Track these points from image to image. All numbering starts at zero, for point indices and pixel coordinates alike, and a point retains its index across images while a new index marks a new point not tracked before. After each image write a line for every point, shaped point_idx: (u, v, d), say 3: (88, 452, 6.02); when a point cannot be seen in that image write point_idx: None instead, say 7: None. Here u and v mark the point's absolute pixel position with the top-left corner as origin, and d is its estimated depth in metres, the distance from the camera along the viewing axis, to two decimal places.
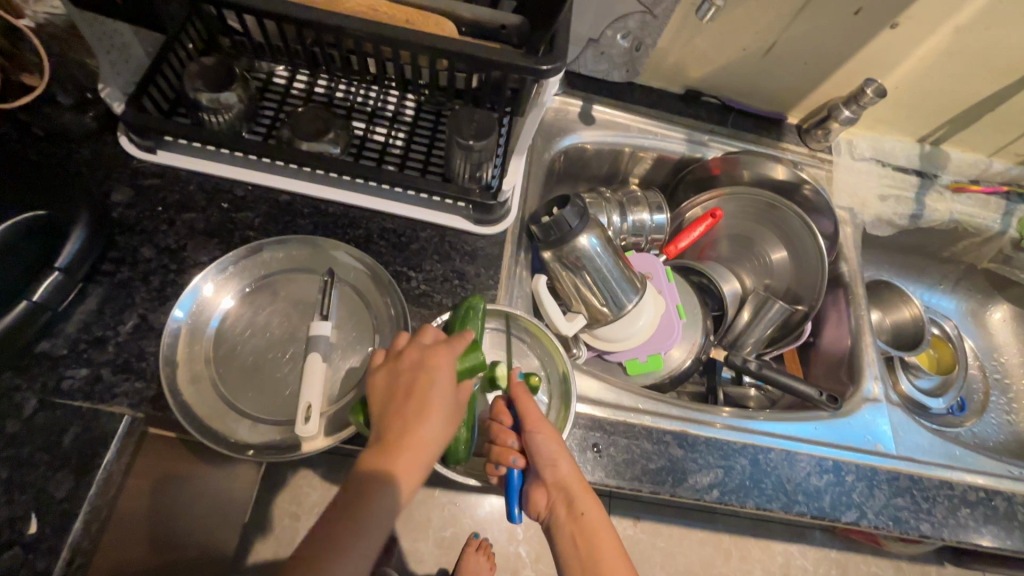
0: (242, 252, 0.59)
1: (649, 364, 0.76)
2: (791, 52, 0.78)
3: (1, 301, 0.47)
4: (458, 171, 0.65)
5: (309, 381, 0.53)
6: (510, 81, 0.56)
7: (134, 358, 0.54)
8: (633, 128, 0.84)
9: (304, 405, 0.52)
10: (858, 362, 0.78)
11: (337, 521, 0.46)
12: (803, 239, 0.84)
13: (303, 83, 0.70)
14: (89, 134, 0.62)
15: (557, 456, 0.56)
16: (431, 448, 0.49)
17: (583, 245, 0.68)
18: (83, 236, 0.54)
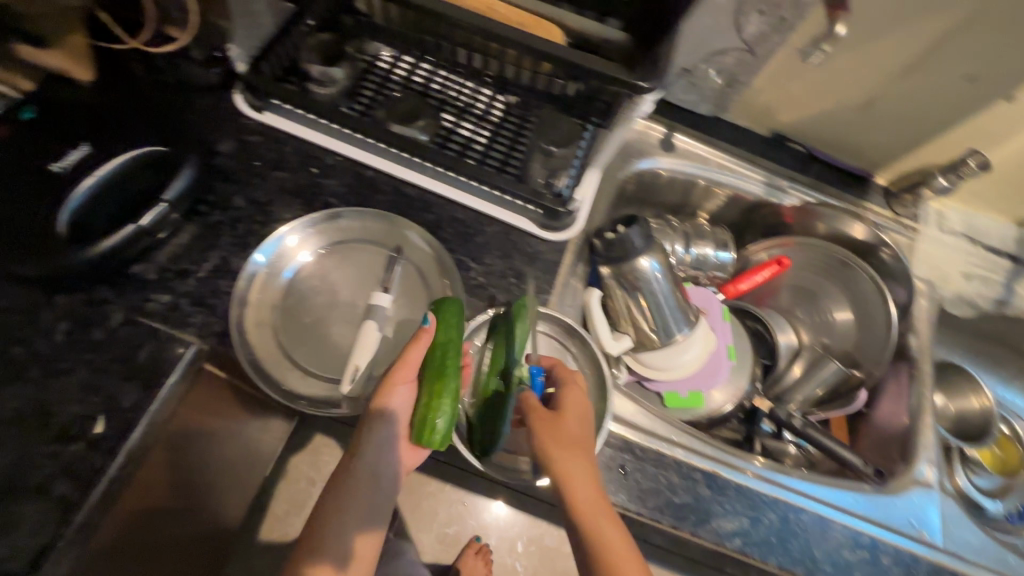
0: (324, 215, 0.63)
1: (689, 400, 0.74)
2: (892, 110, 0.75)
3: (116, 219, 0.53)
4: (534, 174, 0.69)
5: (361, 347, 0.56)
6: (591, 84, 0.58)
7: (209, 294, 0.58)
8: (712, 161, 0.84)
9: (351, 366, 0.55)
10: (914, 441, 0.73)
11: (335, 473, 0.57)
12: (872, 304, 0.81)
13: (403, 70, 0.74)
14: (209, 87, 0.69)
15: (575, 454, 0.53)
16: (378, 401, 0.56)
17: (643, 266, 0.69)
18: (191, 175, 0.58)
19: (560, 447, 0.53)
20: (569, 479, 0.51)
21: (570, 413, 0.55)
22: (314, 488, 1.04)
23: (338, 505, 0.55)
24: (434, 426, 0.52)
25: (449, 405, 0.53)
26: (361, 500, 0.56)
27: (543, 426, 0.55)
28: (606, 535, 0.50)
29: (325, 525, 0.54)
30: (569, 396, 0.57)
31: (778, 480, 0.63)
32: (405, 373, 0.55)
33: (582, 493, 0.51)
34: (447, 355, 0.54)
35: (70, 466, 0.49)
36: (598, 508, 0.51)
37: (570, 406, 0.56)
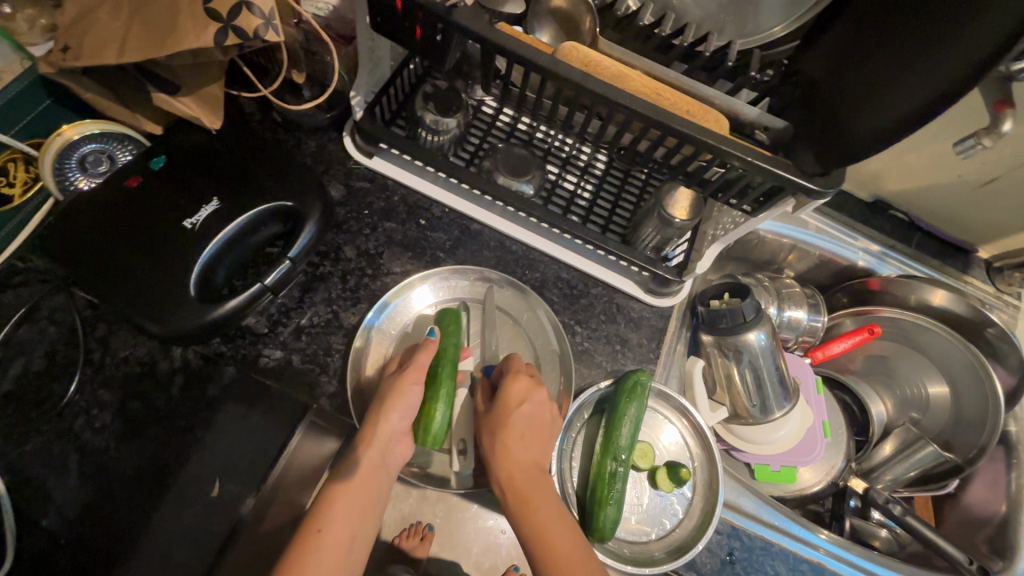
0: (472, 274, 0.64)
1: (780, 474, 0.73)
2: (1014, 191, 0.73)
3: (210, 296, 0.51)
4: (643, 239, 0.66)
5: (461, 419, 0.60)
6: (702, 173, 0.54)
7: (322, 352, 0.57)
8: (811, 225, 0.82)
9: (460, 443, 0.59)
10: (1013, 533, 0.71)
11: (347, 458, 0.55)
12: (968, 383, 0.78)
13: (507, 118, 0.71)
14: (318, 128, 0.67)
15: (505, 447, 0.55)
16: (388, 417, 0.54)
17: (750, 339, 0.66)
18: (313, 231, 0.56)
19: (491, 440, 0.56)
20: (506, 472, 0.55)
21: (521, 407, 0.55)
22: None
23: (340, 491, 0.53)
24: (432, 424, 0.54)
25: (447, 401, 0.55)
26: (360, 487, 0.53)
27: (491, 420, 0.57)
28: (549, 529, 0.52)
29: (322, 508, 0.52)
30: (512, 388, 0.56)
31: (848, 558, 0.63)
32: (414, 377, 0.54)
33: (523, 486, 0.54)
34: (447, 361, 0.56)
35: None
36: (538, 500, 0.54)
37: (513, 397, 0.55)
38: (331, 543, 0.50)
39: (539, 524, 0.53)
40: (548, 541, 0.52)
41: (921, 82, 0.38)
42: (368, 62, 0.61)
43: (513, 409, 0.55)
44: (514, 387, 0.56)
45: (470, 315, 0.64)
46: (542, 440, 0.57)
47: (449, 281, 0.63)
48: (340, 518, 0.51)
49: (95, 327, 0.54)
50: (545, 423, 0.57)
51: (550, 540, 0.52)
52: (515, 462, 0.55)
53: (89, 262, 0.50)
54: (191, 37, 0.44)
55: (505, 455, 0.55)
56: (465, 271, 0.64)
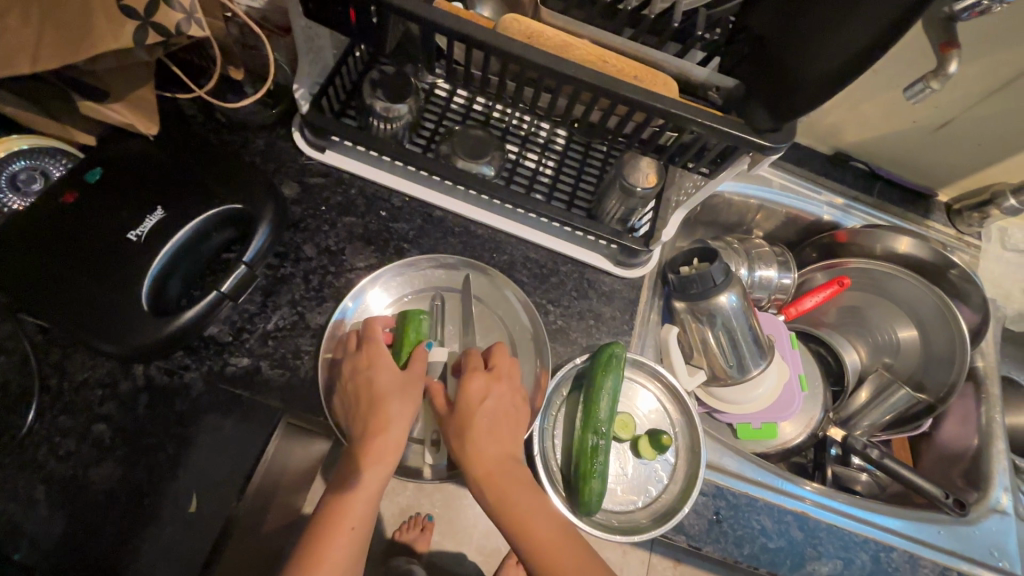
0: (438, 262, 0.63)
1: (763, 431, 0.74)
2: (967, 132, 0.74)
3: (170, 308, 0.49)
4: (608, 211, 0.65)
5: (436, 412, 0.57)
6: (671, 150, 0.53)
7: (290, 355, 0.56)
8: (775, 183, 0.82)
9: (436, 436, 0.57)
10: (986, 465, 0.73)
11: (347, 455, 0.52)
12: (936, 323, 0.80)
13: (462, 100, 0.70)
14: (266, 126, 0.65)
15: (474, 439, 0.53)
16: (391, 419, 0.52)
17: (722, 302, 0.66)
18: (268, 232, 0.54)
19: (461, 433, 0.55)
20: (477, 466, 0.53)
21: (482, 403, 0.55)
22: None
23: (348, 489, 0.51)
24: None
25: None
26: (370, 484, 0.50)
27: (456, 413, 0.55)
28: (530, 516, 0.52)
29: (339, 516, 0.50)
30: (473, 379, 0.56)
31: (840, 509, 0.64)
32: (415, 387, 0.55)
33: (501, 476, 0.53)
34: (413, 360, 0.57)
35: (170, 547, 0.47)
36: (517, 490, 0.52)
37: (474, 390, 0.55)
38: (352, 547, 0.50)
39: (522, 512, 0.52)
40: (529, 529, 0.51)
41: (865, 23, 0.37)
42: (309, 52, 0.59)
43: (481, 403, 0.54)
44: (476, 382, 0.55)
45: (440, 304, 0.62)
46: (507, 430, 0.55)
47: (413, 271, 0.63)
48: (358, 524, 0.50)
49: (49, 352, 0.52)
50: (510, 409, 0.56)
51: (533, 529, 0.51)
52: (485, 456, 0.53)
53: (30, 285, 0.48)
54: (110, 39, 0.42)
55: (478, 445, 0.54)
56: (438, 262, 0.63)
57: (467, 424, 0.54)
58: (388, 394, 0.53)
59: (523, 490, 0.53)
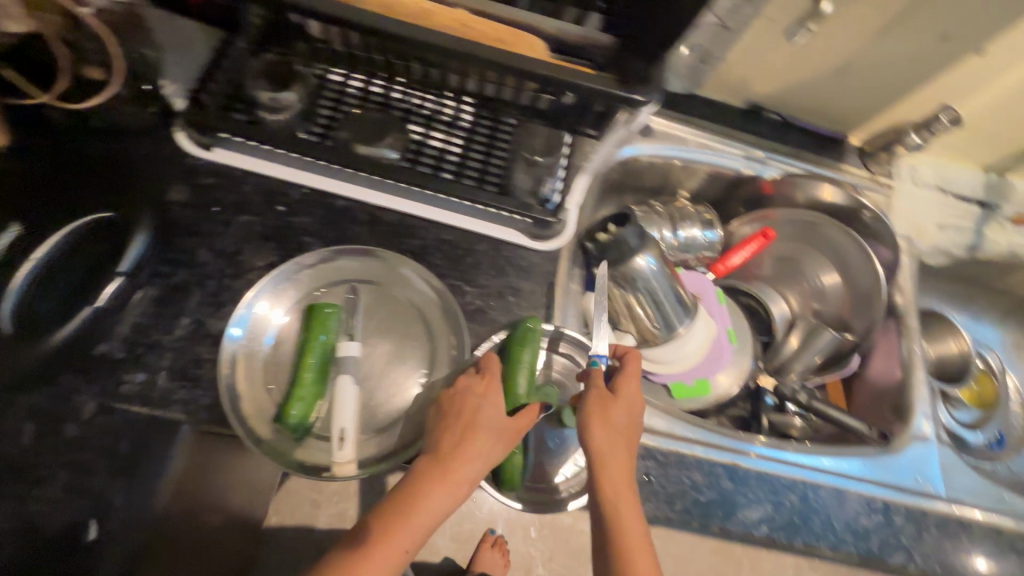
0: (344, 252, 0.60)
1: (695, 388, 0.75)
2: (867, 74, 0.75)
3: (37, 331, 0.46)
4: (518, 184, 0.64)
5: (342, 406, 0.52)
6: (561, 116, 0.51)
7: (190, 365, 0.54)
8: (692, 141, 0.82)
9: (338, 431, 0.51)
10: (908, 396, 0.76)
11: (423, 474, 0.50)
12: (857, 264, 0.82)
13: (359, 83, 0.67)
14: (147, 127, 0.61)
15: (590, 434, 0.53)
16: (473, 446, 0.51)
17: (640, 265, 0.66)
18: (146, 240, 0.55)
19: (602, 432, 0.53)
20: (603, 471, 0.52)
21: (630, 413, 0.55)
22: None
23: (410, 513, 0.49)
24: (295, 413, 0.52)
25: (310, 394, 0.53)
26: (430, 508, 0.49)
27: (587, 414, 0.54)
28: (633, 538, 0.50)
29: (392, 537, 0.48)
30: (627, 383, 0.57)
31: (775, 457, 0.65)
32: (495, 407, 0.53)
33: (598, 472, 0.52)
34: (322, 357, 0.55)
35: None
36: (621, 490, 0.52)
37: (625, 393, 0.57)
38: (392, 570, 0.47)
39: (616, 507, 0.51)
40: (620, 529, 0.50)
41: None
42: None
43: (620, 408, 0.55)
44: (630, 389, 0.57)
45: (353, 297, 0.60)
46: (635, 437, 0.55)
47: (314, 265, 0.60)
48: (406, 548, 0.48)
49: None
50: (632, 424, 0.55)
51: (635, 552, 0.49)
52: (618, 465, 0.52)
53: None
54: None
55: (598, 461, 0.52)
56: (346, 252, 0.61)
57: (616, 431, 0.54)
58: (486, 427, 0.52)
59: (627, 512, 0.51)
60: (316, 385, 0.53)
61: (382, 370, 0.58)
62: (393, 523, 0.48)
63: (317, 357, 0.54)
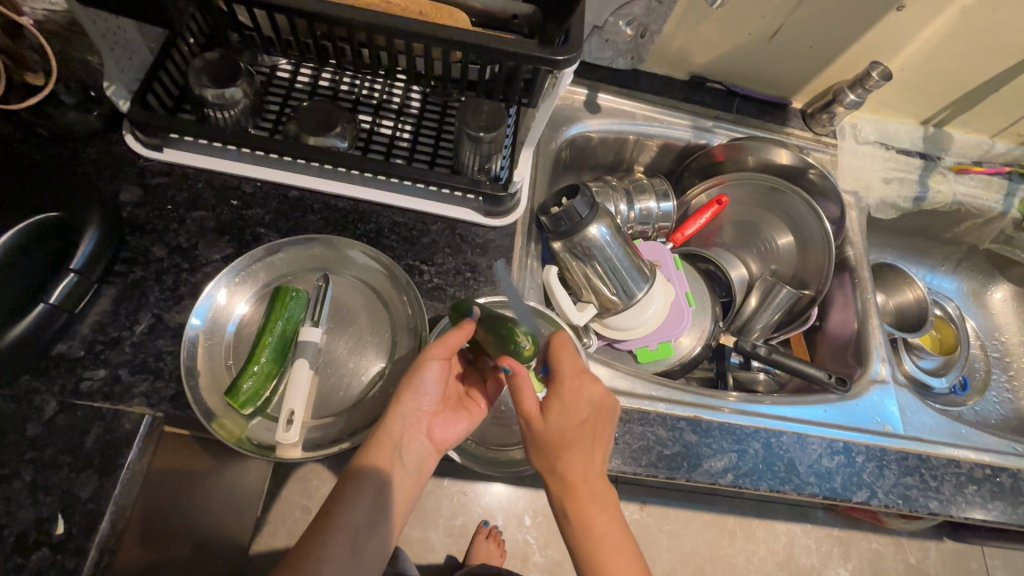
0: (307, 241, 0.62)
1: (659, 351, 0.78)
2: (797, 36, 0.78)
3: None
4: (466, 163, 0.63)
5: (293, 388, 0.53)
6: (497, 90, 0.52)
7: (151, 358, 0.55)
8: (638, 115, 0.85)
9: (287, 412, 0.53)
10: (866, 343, 0.79)
11: (370, 446, 0.54)
12: (808, 222, 0.84)
13: (307, 77, 0.68)
14: (94, 132, 0.62)
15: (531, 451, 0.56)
16: (413, 407, 0.56)
17: (594, 234, 0.68)
18: (96, 236, 0.54)
19: (541, 458, 0.55)
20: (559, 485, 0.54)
21: (568, 424, 0.54)
22: (309, 516, 1.02)
23: (355, 485, 0.53)
24: (240, 388, 0.53)
25: (259, 371, 0.54)
26: (376, 479, 0.53)
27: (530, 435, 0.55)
28: (597, 540, 0.53)
29: (354, 492, 0.52)
30: (562, 391, 0.56)
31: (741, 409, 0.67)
32: (433, 370, 0.55)
33: (561, 495, 0.54)
34: (275, 338, 0.56)
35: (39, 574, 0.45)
36: (589, 511, 0.54)
37: (559, 405, 0.55)
38: (357, 534, 0.51)
39: (588, 517, 0.54)
40: (597, 547, 0.53)
41: None
42: (114, 45, 0.57)
43: (559, 422, 0.54)
44: (569, 394, 0.56)
45: (322, 284, 0.59)
46: (575, 449, 0.54)
47: (280, 250, 0.61)
48: (373, 506, 0.53)
49: None
50: (581, 434, 0.54)
51: (601, 546, 0.53)
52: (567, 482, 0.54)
53: None
54: None
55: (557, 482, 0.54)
56: (313, 240, 0.62)
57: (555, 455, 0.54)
58: (420, 390, 0.55)
59: (591, 513, 0.54)
60: (270, 364, 0.55)
61: (345, 354, 0.60)
62: (342, 490, 0.53)
63: (276, 339, 0.56)
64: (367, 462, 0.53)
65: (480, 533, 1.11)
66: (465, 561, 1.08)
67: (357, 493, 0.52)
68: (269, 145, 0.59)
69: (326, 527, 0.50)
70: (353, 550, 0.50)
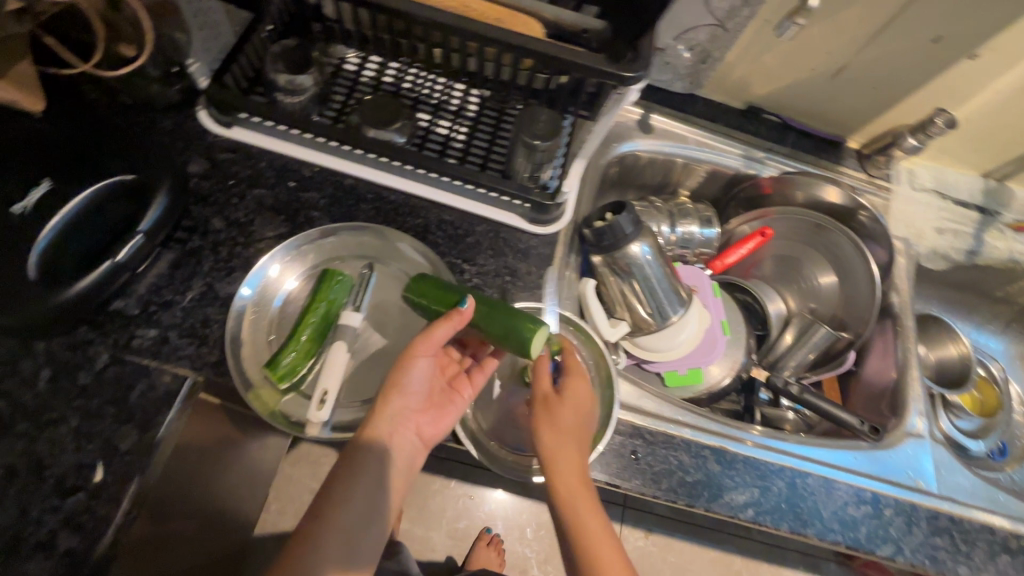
0: (355, 228, 0.64)
1: (688, 377, 0.77)
2: (861, 76, 0.77)
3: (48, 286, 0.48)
4: (518, 169, 0.65)
5: (329, 369, 0.55)
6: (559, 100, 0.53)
7: (199, 324, 0.57)
8: (690, 139, 0.85)
9: (320, 391, 0.54)
10: (903, 395, 0.76)
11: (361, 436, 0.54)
12: (853, 264, 0.83)
13: (373, 71, 0.70)
14: (171, 105, 0.65)
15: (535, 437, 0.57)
16: (402, 402, 0.56)
17: (635, 252, 0.68)
18: (164, 203, 0.56)
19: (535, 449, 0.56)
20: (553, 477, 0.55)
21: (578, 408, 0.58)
22: None
23: (350, 478, 0.53)
24: (281, 361, 0.55)
25: (301, 349, 0.56)
26: (371, 473, 0.54)
27: (531, 418, 0.60)
28: (590, 533, 0.55)
29: (348, 484, 0.53)
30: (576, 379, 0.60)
31: (768, 445, 0.66)
32: (420, 358, 0.55)
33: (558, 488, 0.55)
34: (318, 318, 0.57)
35: (73, 516, 0.47)
36: (583, 506, 0.55)
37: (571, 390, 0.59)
38: (354, 525, 0.52)
39: (580, 512, 0.55)
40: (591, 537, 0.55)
41: None
42: None
43: (572, 404, 0.58)
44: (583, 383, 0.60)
45: (367, 272, 0.61)
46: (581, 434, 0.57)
47: (334, 234, 0.63)
48: (367, 498, 0.53)
49: None
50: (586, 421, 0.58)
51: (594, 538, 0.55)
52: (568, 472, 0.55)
53: None
54: None
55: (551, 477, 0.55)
56: (365, 228, 0.64)
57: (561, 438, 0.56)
58: (406, 385, 0.55)
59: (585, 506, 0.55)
60: (312, 342, 0.56)
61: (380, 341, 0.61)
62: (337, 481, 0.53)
63: (319, 320, 0.57)
64: (360, 452, 0.54)
65: (481, 539, 1.11)
66: (464, 565, 1.07)
67: (351, 485, 0.53)
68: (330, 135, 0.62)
69: (325, 516, 0.52)
70: (349, 541, 0.52)
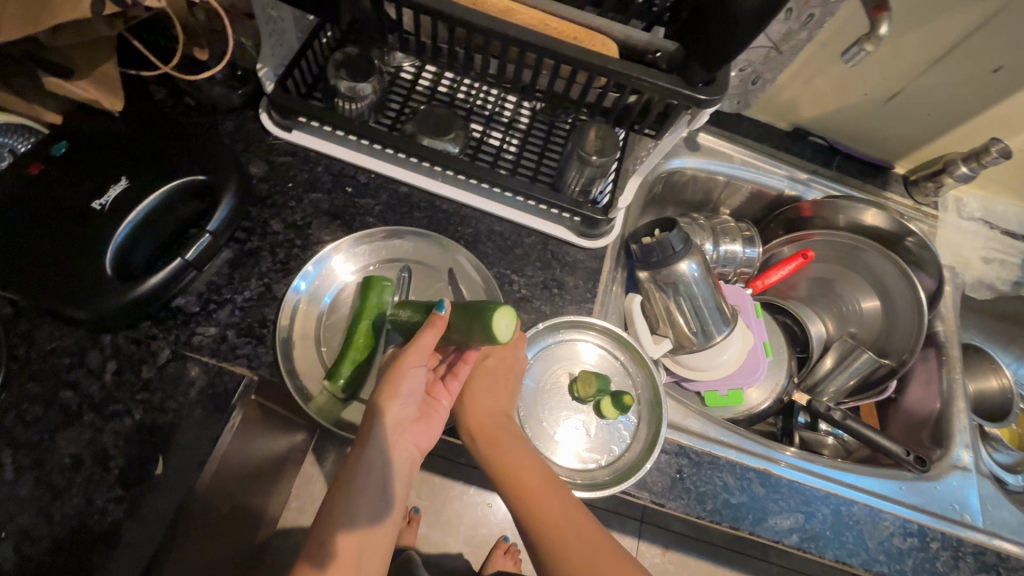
0: (416, 234, 0.65)
1: (729, 398, 0.76)
2: (915, 103, 0.77)
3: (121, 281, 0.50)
4: (569, 183, 0.66)
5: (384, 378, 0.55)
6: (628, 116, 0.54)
7: (257, 324, 0.58)
8: (736, 158, 0.84)
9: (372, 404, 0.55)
10: (947, 425, 0.75)
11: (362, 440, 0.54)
12: (898, 290, 0.81)
13: (428, 80, 0.70)
14: (234, 108, 0.67)
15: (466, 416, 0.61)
16: (399, 411, 0.55)
17: (682, 270, 0.68)
18: (231, 204, 0.56)
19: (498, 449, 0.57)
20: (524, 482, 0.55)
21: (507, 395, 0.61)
22: None
23: (359, 478, 0.53)
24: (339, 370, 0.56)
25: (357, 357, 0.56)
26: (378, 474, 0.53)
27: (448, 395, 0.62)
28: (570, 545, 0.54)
29: (356, 484, 0.53)
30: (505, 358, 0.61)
31: (810, 469, 0.65)
32: (410, 366, 0.54)
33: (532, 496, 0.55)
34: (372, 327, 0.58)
35: (134, 508, 0.48)
36: (561, 515, 0.54)
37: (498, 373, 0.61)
38: (362, 524, 0.52)
39: (554, 521, 0.54)
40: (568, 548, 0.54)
41: None
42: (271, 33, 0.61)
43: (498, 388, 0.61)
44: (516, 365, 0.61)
45: (406, 275, 0.64)
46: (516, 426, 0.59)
47: (397, 237, 0.65)
48: (377, 499, 0.53)
49: (15, 324, 0.53)
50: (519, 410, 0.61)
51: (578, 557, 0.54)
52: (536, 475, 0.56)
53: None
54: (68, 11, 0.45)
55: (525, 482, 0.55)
56: (429, 236, 0.66)
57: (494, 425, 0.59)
58: (400, 395, 0.54)
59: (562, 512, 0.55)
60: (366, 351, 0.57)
61: None
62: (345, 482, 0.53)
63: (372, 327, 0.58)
64: (360, 455, 0.53)
65: (498, 547, 1.10)
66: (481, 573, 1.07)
67: (363, 487, 0.53)
68: (388, 142, 0.63)
69: (335, 513, 0.52)
70: (354, 540, 0.52)
